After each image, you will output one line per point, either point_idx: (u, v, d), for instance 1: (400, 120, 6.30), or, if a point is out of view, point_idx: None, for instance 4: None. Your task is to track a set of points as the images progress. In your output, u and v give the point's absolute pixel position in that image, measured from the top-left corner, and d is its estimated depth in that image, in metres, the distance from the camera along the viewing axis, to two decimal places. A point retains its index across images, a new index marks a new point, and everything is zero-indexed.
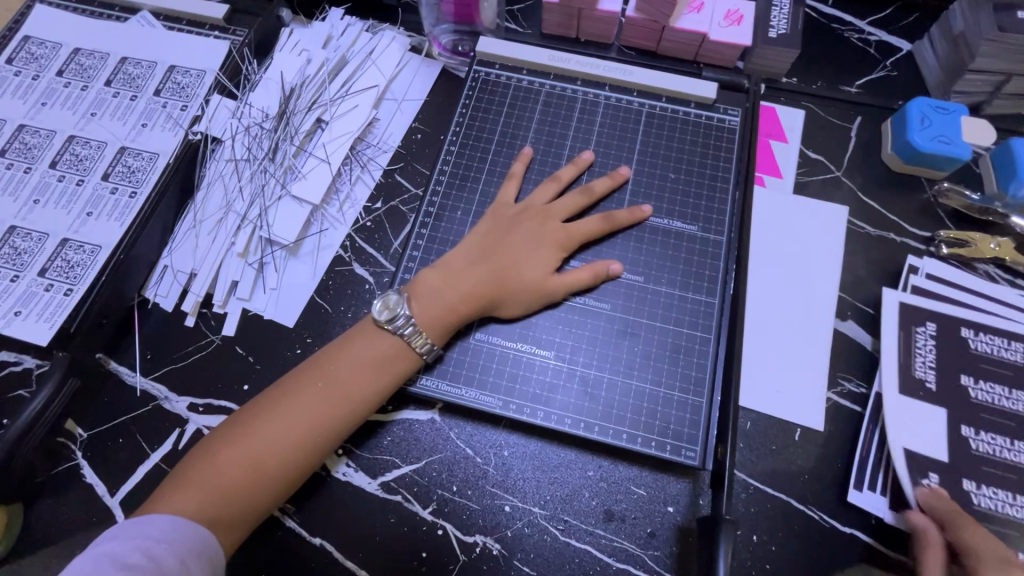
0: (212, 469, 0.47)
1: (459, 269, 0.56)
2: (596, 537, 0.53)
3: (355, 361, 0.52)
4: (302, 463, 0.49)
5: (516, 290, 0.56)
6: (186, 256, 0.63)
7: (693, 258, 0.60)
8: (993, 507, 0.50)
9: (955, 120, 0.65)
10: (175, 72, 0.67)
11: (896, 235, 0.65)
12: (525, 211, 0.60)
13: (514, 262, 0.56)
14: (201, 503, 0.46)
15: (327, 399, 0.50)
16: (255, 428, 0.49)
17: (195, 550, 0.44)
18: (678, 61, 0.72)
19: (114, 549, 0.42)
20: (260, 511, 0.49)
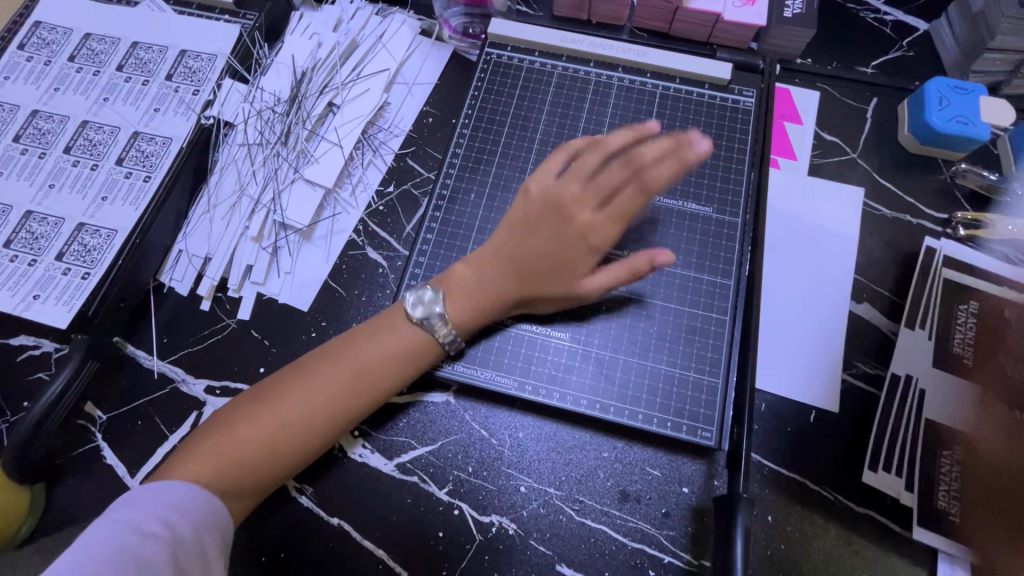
0: (228, 443, 0.48)
1: (488, 265, 0.55)
2: (611, 517, 0.53)
3: (375, 346, 0.52)
4: (317, 446, 0.50)
5: (543, 284, 0.54)
6: (201, 240, 0.63)
7: (708, 240, 0.60)
8: None
9: (972, 100, 0.64)
10: (186, 56, 0.67)
11: (912, 217, 0.64)
12: (563, 201, 0.55)
13: (546, 260, 0.54)
14: (213, 475, 0.47)
15: (347, 386, 0.51)
16: (271, 405, 0.49)
17: (208, 521, 0.45)
18: (691, 42, 0.71)
19: (129, 516, 0.43)
20: (271, 487, 0.49)
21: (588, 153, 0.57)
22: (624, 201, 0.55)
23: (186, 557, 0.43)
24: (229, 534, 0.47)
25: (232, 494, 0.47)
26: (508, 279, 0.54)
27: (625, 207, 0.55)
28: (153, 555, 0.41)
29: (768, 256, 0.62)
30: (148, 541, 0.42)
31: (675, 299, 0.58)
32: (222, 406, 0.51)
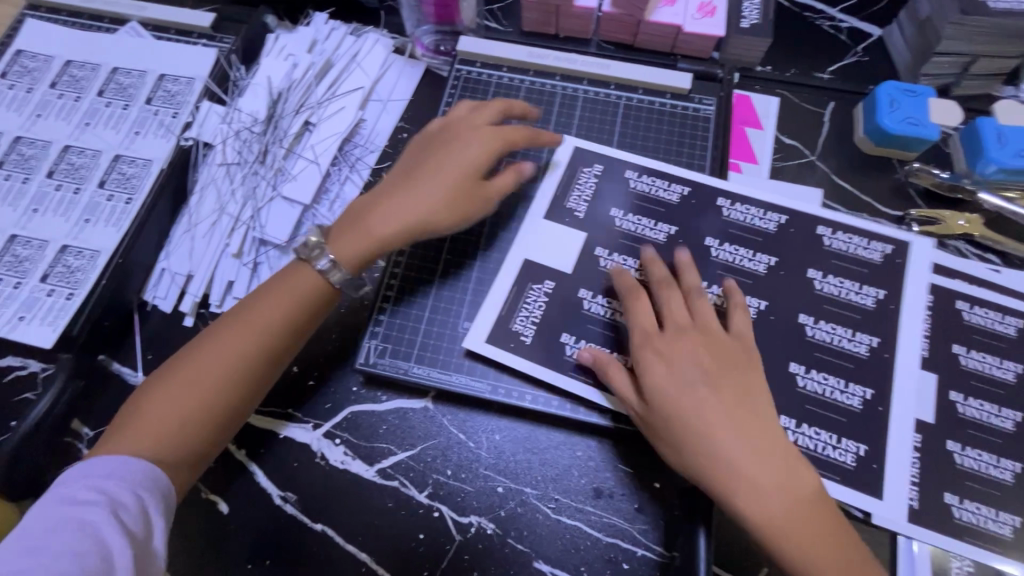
0: (141, 407, 0.50)
1: (373, 202, 0.57)
2: (586, 513, 0.55)
3: (273, 298, 0.53)
4: (221, 396, 0.50)
5: (432, 208, 0.56)
6: (182, 259, 0.64)
7: (641, 218, 0.62)
8: (976, 467, 0.55)
9: (922, 102, 0.67)
10: (165, 80, 0.69)
11: (869, 216, 0.67)
12: (451, 137, 0.60)
13: (422, 176, 0.57)
14: (128, 441, 0.48)
15: (238, 331, 0.52)
16: (181, 371, 0.51)
17: (148, 486, 0.46)
18: (655, 53, 0.74)
19: (66, 491, 0.44)
20: (186, 446, 0.49)
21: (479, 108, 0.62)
22: (505, 133, 0.60)
23: (128, 516, 0.44)
24: (169, 498, 0.48)
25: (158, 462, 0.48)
26: (395, 207, 0.56)
27: (509, 136, 0.60)
28: (93, 518, 0.43)
29: None
30: (85, 506, 0.43)
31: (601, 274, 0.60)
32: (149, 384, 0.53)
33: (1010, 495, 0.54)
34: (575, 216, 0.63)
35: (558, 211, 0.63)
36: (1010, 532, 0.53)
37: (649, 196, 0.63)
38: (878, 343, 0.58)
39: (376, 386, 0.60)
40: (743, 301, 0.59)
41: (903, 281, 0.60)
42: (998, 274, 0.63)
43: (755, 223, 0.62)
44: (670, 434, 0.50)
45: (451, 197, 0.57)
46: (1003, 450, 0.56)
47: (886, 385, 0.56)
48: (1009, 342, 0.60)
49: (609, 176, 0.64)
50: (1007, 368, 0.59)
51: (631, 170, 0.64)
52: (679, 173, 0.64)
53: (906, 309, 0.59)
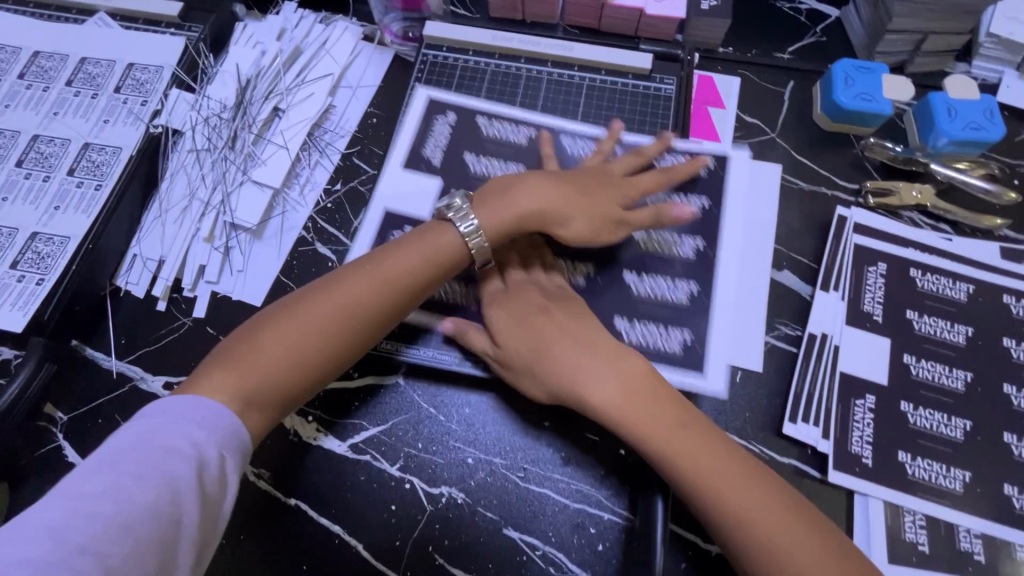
0: (257, 346, 0.48)
1: (519, 185, 0.58)
2: (553, 480, 0.57)
3: (404, 254, 0.53)
4: (341, 347, 0.50)
5: (584, 213, 0.59)
6: (154, 244, 0.65)
7: (494, 160, 0.66)
8: (928, 425, 0.57)
9: (876, 78, 0.69)
10: (134, 69, 0.70)
11: (827, 189, 0.69)
12: (600, 166, 0.63)
13: (594, 184, 0.61)
14: (241, 378, 0.46)
15: (368, 284, 0.52)
16: (304, 312, 0.50)
17: (231, 442, 0.44)
18: (620, 36, 0.75)
19: (159, 432, 0.41)
20: (293, 393, 0.49)
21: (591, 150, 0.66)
22: (642, 182, 0.63)
23: (211, 473, 0.41)
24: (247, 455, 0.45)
25: (257, 400, 0.46)
26: (537, 197, 0.58)
27: (642, 185, 0.63)
28: (177, 470, 0.40)
29: None
30: (171, 455, 0.40)
31: None
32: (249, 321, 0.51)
33: (962, 452, 0.56)
34: (432, 162, 0.66)
35: (416, 158, 0.66)
36: (960, 486, 0.55)
37: (499, 138, 0.67)
38: (702, 244, 0.64)
39: (348, 365, 0.61)
40: (674, 284, 0.62)
41: (721, 187, 0.66)
42: (950, 242, 0.65)
43: (568, 150, 0.67)
44: (529, 381, 0.55)
45: (587, 210, 0.59)
46: (954, 409, 0.58)
47: (705, 278, 0.62)
48: (960, 306, 0.62)
49: (461, 123, 0.67)
50: (958, 331, 0.61)
51: (481, 116, 0.68)
52: (526, 115, 0.68)
53: (723, 210, 0.65)
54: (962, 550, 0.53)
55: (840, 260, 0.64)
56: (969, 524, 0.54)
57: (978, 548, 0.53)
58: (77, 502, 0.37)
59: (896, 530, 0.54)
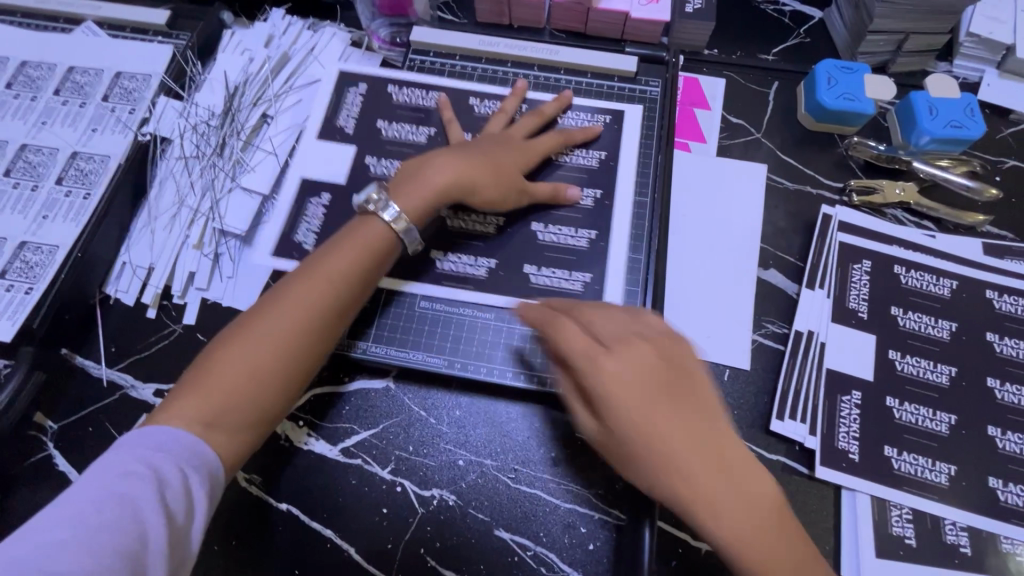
0: (216, 371, 0.47)
1: (428, 162, 0.59)
2: (544, 481, 0.57)
3: (338, 253, 0.53)
4: (301, 357, 0.50)
5: (495, 183, 0.60)
6: (144, 252, 0.65)
7: (404, 126, 0.68)
8: (914, 420, 0.58)
9: (858, 78, 0.69)
10: (121, 77, 0.70)
11: (812, 188, 0.70)
12: (500, 134, 0.64)
13: (492, 150, 0.61)
14: (203, 405, 0.46)
15: (317, 289, 0.51)
16: (249, 328, 0.49)
17: (194, 460, 0.44)
18: (606, 39, 0.76)
19: (119, 459, 0.42)
20: (264, 411, 0.49)
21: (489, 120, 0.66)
22: (540, 148, 0.63)
23: (174, 493, 0.41)
24: (216, 472, 0.45)
25: (220, 420, 0.46)
26: (447, 168, 0.58)
27: (542, 148, 0.64)
28: (138, 492, 0.40)
29: (679, 233, 0.67)
30: (132, 479, 0.40)
31: (371, 174, 0.66)
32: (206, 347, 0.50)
33: (947, 446, 0.57)
34: (345, 131, 0.68)
35: (329, 128, 0.68)
36: (946, 480, 0.56)
37: (411, 105, 0.69)
38: (600, 194, 0.65)
39: (339, 369, 0.61)
40: (576, 233, 0.63)
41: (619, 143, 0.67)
42: (933, 239, 0.66)
43: (483, 113, 0.69)
44: (636, 464, 0.45)
45: (496, 175, 0.60)
46: (939, 403, 0.58)
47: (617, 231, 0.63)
48: (944, 302, 0.63)
49: (372, 93, 0.69)
50: (942, 327, 0.61)
51: (391, 85, 0.70)
52: (436, 82, 0.70)
53: (625, 166, 0.66)
54: (949, 543, 0.54)
55: (827, 257, 0.65)
56: (955, 517, 0.55)
57: (964, 540, 0.54)
58: (39, 535, 0.37)
59: (883, 524, 0.55)
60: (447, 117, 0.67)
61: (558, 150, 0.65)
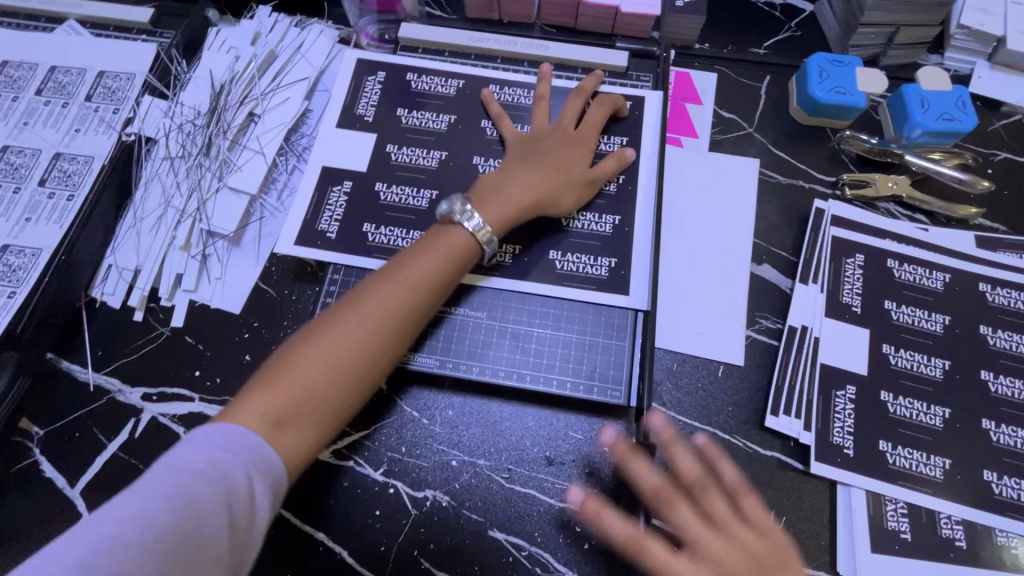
0: (294, 369, 0.47)
1: (503, 183, 0.60)
2: (539, 481, 0.56)
3: (422, 260, 0.54)
4: (378, 361, 0.50)
5: (567, 187, 0.61)
6: (129, 254, 0.65)
7: (425, 113, 0.68)
8: (909, 414, 0.58)
9: (849, 72, 0.69)
10: (105, 77, 0.69)
11: (805, 182, 0.70)
12: (555, 130, 0.64)
13: (561, 153, 0.62)
14: (278, 402, 0.46)
15: (398, 294, 0.52)
16: (331, 328, 0.49)
17: (261, 464, 0.43)
18: (596, 34, 0.76)
19: (186, 458, 0.41)
20: (336, 414, 0.48)
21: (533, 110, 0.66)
22: (590, 130, 0.64)
23: (238, 495, 0.41)
24: (281, 477, 0.44)
25: (291, 419, 0.46)
26: (525, 185, 0.59)
27: (592, 131, 0.64)
28: (205, 496, 0.39)
29: (671, 228, 0.66)
30: (199, 481, 0.40)
31: (393, 164, 0.66)
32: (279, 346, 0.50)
33: (942, 439, 0.57)
34: (365, 120, 0.68)
35: (349, 117, 0.68)
36: (941, 473, 0.56)
37: (431, 92, 0.69)
38: (622, 179, 0.65)
39: None
40: (599, 219, 0.63)
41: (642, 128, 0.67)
42: (926, 232, 0.66)
43: (517, 100, 0.69)
44: None
45: (568, 183, 0.61)
46: (934, 397, 0.58)
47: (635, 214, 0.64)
48: (937, 296, 0.62)
49: (391, 81, 0.70)
50: (936, 320, 0.61)
51: (410, 73, 0.70)
52: (456, 69, 0.70)
53: (646, 151, 0.66)
54: (944, 537, 0.54)
55: (820, 251, 0.65)
56: (950, 511, 0.55)
57: (959, 534, 0.54)
58: (103, 527, 0.37)
59: (878, 519, 0.55)
60: (494, 110, 0.67)
61: (603, 130, 0.66)
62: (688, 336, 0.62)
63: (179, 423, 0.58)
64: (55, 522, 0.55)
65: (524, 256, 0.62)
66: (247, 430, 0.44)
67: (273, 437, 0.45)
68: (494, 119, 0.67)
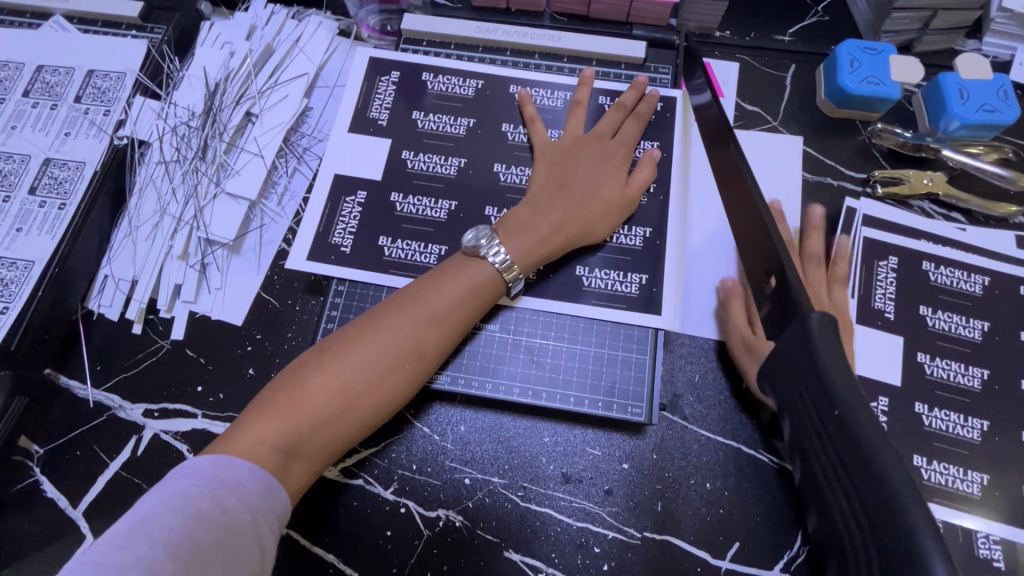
0: (302, 398, 0.47)
1: (537, 207, 0.57)
2: (555, 500, 0.54)
3: (446, 287, 0.53)
4: (390, 395, 0.50)
5: (603, 212, 0.58)
6: (126, 264, 0.62)
7: (442, 116, 0.65)
8: (945, 427, 0.55)
9: (883, 60, 0.64)
10: (94, 76, 0.66)
11: (834, 179, 0.66)
12: (590, 139, 0.61)
13: (598, 174, 0.59)
14: (285, 432, 0.46)
15: (417, 327, 0.51)
16: (348, 355, 0.49)
17: (265, 506, 0.43)
18: (610, 22, 0.71)
19: (191, 494, 0.40)
20: (344, 445, 0.49)
21: (568, 115, 0.63)
22: (627, 144, 0.62)
23: (242, 544, 0.40)
24: (283, 515, 0.45)
25: (302, 450, 0.47)
26: (559, 216, 0.57)
27: (627, 145, 0.62)
28: (209, 538, 0.39)
29: (695, 234, 0.63)
30: (202, 523, 0.39)
31: (410, 171, 0.63)
32: (290, 365, 0.50)
33: (980, 454, 0.54)
34: (377, 124, 0.64)
35: (362, 120, 0.65)
36: (979, 490, 0.53)
37: (447, 93, 0.66)
38: (653, 187, 0.62)
39: None
40: (629, 232, 0.60)
41: (662, 127, 0.64)
42: (963, 232, 0.62)
43: (543, 102, 0.66)
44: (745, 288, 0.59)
45: (603, 200, 0.58)
46: (971, 408, 0.55)
47: (655, 222, 0.61)
48: (975, 300, 0.59)
49: (405, 82, 0.66)
50: (974, 327, 0.58)
51: (426, 73, 0.67)
52: (475, 66, 0.67)
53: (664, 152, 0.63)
54: (981, 557, 0.51)
55: (853, 252, 0.61)
56: (988, 529, 0.52)
57: (997, 554, 0.51)
58: (104, 558, 0.36)
59: None
60: (526, 113, 0.64)
61: (637, 140, 0.63)
62: (710, 345, 0.59)
63: (182, 440, 0.56)
64: (58, 544, 0.53)
65: (548, 273, 0.60)
66: (257, 461, 0.44)
67: (281, 468, 0.46)
68: (525, 123, 0.64)
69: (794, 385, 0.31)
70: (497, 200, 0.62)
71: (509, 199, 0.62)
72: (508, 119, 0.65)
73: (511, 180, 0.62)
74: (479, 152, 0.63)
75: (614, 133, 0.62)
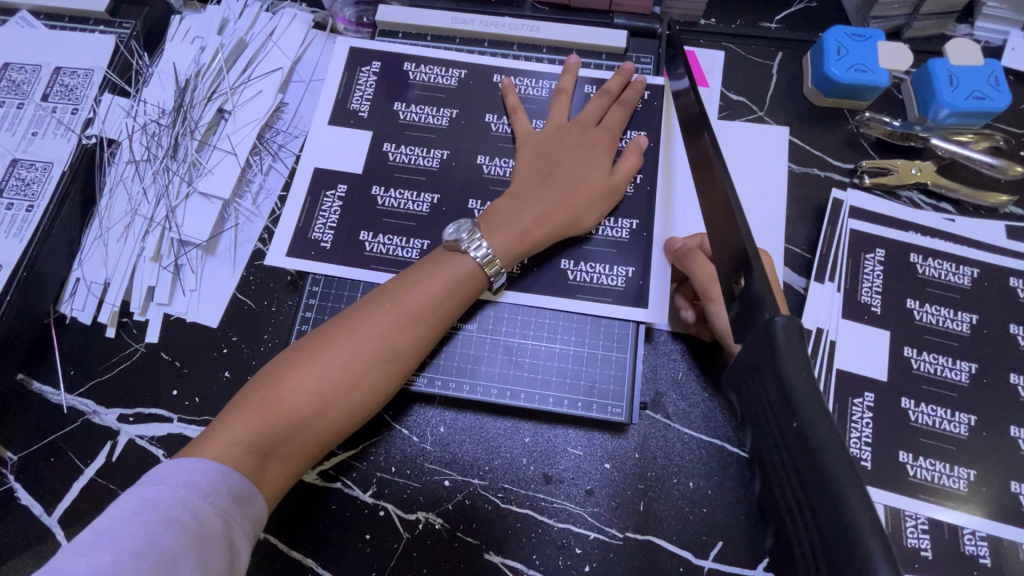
0: (279, 399, 0.46)
1: (520, 199, 0.56)
2: (537, 501, 0.53)
3: (427, 283, 0.52)
4: (368, 394, 0.49)
5: (588, 202, 0.57)
6: (98, 266, 0.61)
7: (424, 107, 0.63)
8: (931, 423, 0.54)
9: (871, 47, 0.62)
10: (61, 73, 0.64)
11: (820, 170, 0.64)
12: (574, 127, 0.60)
13: (583, 163, 0.58)
14: (261, 433, 0.45)
15: (396, 324, 0.50)
16: (326, 353, 0.48)
17: (238, 510, 0.42)
18: (592, 11, 0.69)
19: (156, 500, 0.39)
20: (322, 445, 0.49)
21: (552, 104, 0.62)
22: (612, 132, 0.60)
23: (214, 550, 0.39)
24: (257, 520, 0.44)
25: (280, 452, 0.46)
26: (543, 207, 0.55)
27: (613, 132, 0.60)
28: (176, 544, 0.37)
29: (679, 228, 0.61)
30: (169, 529, 0.38)
31: (390, 165, 0.61)
32: (267, 364, 0.49)
33: (966, 449, 0.53)
34: (356, 117, 0.63)
35: (341, 113, 0.63)
36: (965, 486, 0.52)
37: (430, 84, 0.64)
38: (640, 177, 0.61)
39: None
40: (616, 223, 0.59)
41: (645, 119, 0.63)
42: (952, 223, 0.61)
43: (527, 92, 0.64)
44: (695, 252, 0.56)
45: (588, 190, 0.57)
46: (959, 404, 0.54)
47: (638, 217, 0.59)
48: (964, 293, 0.58)
49: (386, 72, 0.64)
50: (962, 320, 0.57)
51: (407, 63, 0.65)
52: (455, 56, 0.65)
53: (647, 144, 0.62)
54: (967, 554, 0.50)
55: (840, 244, 0.60)
56: (974, 525, 0.51)
57: (983, 550, 0.50)
58: (62, 567, 0.35)
59: (896, 537, 0.51)
60: (510, 103, 0.62)
61: (623, 128, 0.62)
62: (693, 340, 0.58)
63: (158, 446, 0.56)
64: (33, 551, 0.53)
65: (533, 266, 0.58)
66: (232, 463, 0.43)
67: (258, 470, 0.45)
68: (508, 112, 0.62)
69: (757, 389, 0.31)
70: (482, 193, 0.60)
71: (492, 191, 0.60)
72: (491, 110, 0.63)
73: (494, 172, 0.61)
74: (459, 145, 0.62)
75: (599, 121, 0.61)
